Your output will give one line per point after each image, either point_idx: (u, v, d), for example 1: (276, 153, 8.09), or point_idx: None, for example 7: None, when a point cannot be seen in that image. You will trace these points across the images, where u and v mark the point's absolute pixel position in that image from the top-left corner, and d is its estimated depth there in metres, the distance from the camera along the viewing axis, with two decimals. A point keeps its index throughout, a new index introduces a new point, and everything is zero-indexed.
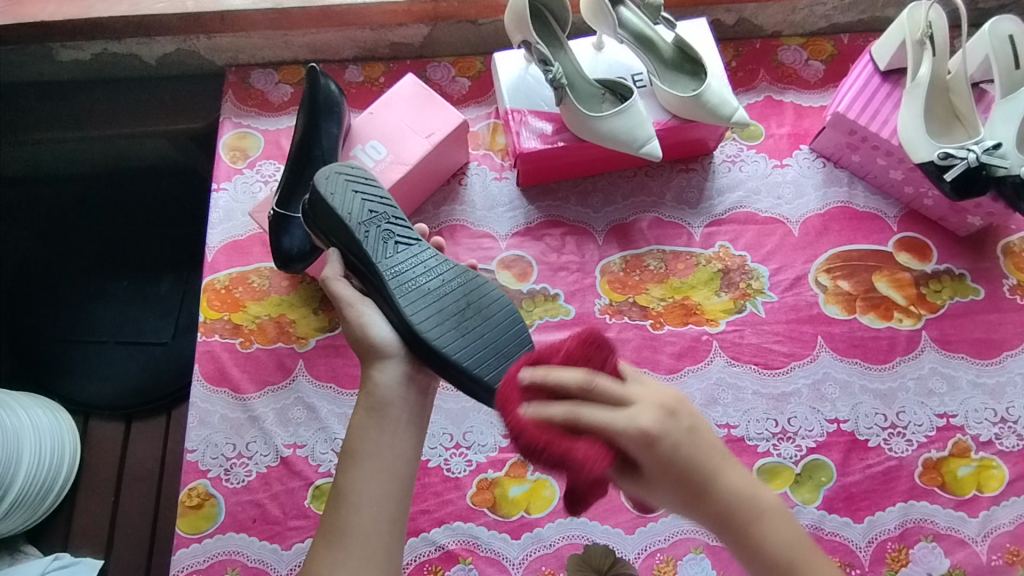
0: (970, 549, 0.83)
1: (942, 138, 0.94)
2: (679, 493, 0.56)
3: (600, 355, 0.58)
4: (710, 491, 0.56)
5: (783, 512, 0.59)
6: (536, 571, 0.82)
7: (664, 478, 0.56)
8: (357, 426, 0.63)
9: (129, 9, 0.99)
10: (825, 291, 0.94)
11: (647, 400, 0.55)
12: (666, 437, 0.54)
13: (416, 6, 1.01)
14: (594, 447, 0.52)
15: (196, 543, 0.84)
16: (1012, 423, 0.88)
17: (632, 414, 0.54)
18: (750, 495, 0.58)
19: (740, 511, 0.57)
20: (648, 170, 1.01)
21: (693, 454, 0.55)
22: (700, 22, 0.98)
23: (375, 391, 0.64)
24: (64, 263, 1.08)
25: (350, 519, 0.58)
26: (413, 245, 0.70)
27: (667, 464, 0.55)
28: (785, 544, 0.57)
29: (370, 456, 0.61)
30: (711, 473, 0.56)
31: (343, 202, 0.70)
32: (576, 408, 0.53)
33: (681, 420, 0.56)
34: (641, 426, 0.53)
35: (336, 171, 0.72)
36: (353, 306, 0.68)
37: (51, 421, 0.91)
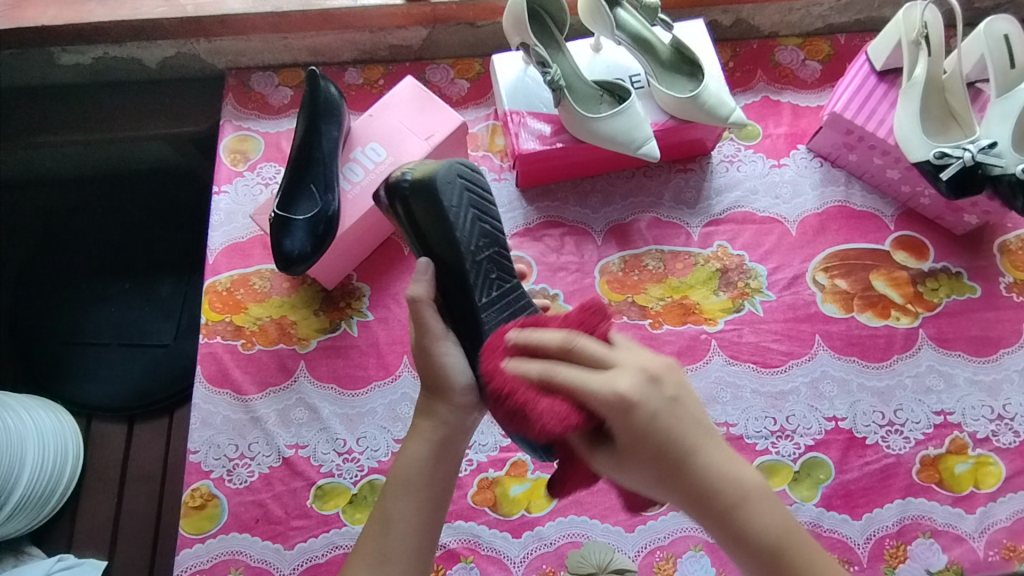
0: (967, 545, 0.83)
1: (938, 137, 0.95)
2: (654, 468, 0.56)
3: (594, 321, 0.61)
4: (687, 471, 0.56)
5: (769, 496, 0.58)
6: (536, 570, 0.83)
7: (638, 449, 0.56)
8: (411, 450, 0.65)
9: (129, 13, 1.00)
10: (823, 289, 0.94)
11: (633, 365, 0.57)
12: (643, 404, 0.55)
13: (415, 9, 1.02)
14: (560, 405, 0.54)
15: (199, 544, 0.85)
16: (1009, 420, 0.89)
17: (611, 378, 0.55)
18: (733, 479, 0.57)
19: (722, 494, 0.57)
20: (646, 170, 1.01)
21: (671, 427, 0.56)
22: (697, 23, 0.99)
23: (439, 426, 0.65)
24: (66, 265, 1.09)
25: (393, 543, 0.61)
26: (509, 287, 0.68)
27: (645, 433, 0.55)
28: (766, 526, 0.57)
29: (422, 486, 0.63)
30: (691, 450, 0.56)
31: (461, 224, 0.67)
32: (552, 366, 0.55)
33: (663, 389, 0.56)
34: (618, 391, 0.54)
35: (459, 179, 0.68)
36: (436, 338, 0.65)
37: (54, 422, 0.92)
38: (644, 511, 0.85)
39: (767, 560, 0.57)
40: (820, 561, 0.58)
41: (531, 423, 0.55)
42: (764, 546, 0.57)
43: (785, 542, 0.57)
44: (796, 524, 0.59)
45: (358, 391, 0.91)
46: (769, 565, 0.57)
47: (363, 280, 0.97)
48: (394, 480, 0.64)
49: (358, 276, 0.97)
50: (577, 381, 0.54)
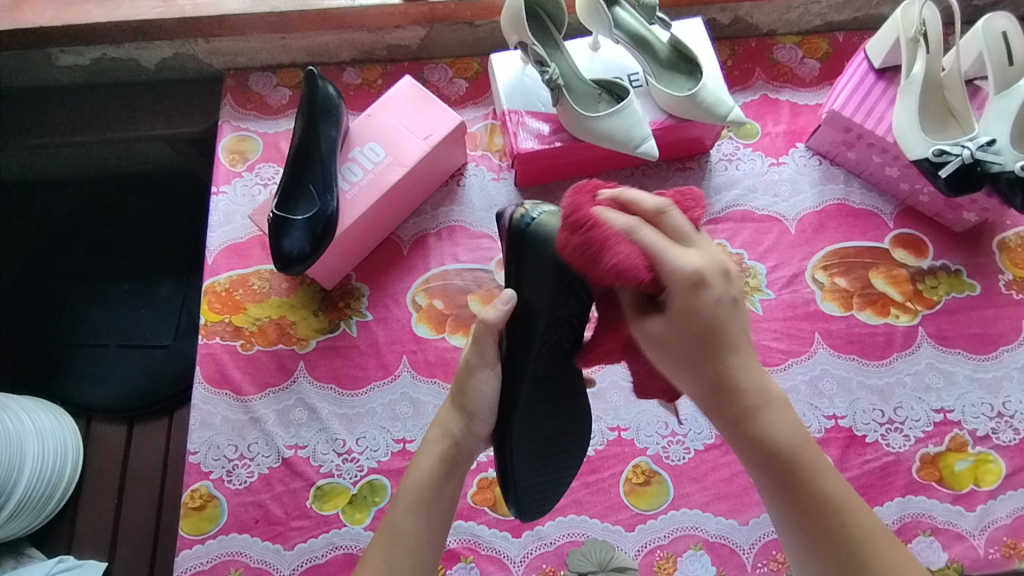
0: (967, 543, 0.83)
1: (937, 135, 0.95)
2: (697, 351, 0.55)
3: (688, 206, 0.60)
4: (727, 362, 0.56)
5: (790, 409, 0.58)
6: (537, 569, 0.83)
7: (686, 327, 0.55)
8: (422, 469, 0.65)
9: (127, 14, 1.00)
10: (822, 287, 0.94)
11: (709, 252, 0.57)
12: (710, 287, 0.55)
13: (414, 9, 1.02)
14: (635, 255, 0.53)
15: (199, 544, 0.85)
16: (1009, 417, 0.89)
17: (689, 254, 0.55)
18: (760, 382, 0.57)
19: (748, 395, 0.57)
20: (645, 169, 1.01)
21: (727, 316, 0.56)
22: (695, 22, 0.99)
23: (455, 449, 0.66)
24: (65, 267, 1.09)
25: (400, 558, 0.60)
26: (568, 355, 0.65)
27: (702, 314, 0.55)
28: (785, 437, 0.57)
29: (430, 503, 0.63)
30: (735, 345, 0.56)
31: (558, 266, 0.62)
32: (640, 225, 0.54)
33: (729, 284, 0.56)
34: (694, 268, 0.54)
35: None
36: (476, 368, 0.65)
37: (53, 424, 0.92)
38: (644, 510, 0.85)
39: (782, 468, 0.57)
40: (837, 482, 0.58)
41: (602, 260, 0.54)
42: (782, 453, 0.57)
43: (801, 452, 0.57)
44: (813, 442, 0.58)
45: (357, 391, 0.91)
46: (783, 472, 0.57)
47: (361, 280, 0.97)
48: (403, 495, 0.64)
49: (356, 276, 0.97)
50: (659, 247, 0.54)
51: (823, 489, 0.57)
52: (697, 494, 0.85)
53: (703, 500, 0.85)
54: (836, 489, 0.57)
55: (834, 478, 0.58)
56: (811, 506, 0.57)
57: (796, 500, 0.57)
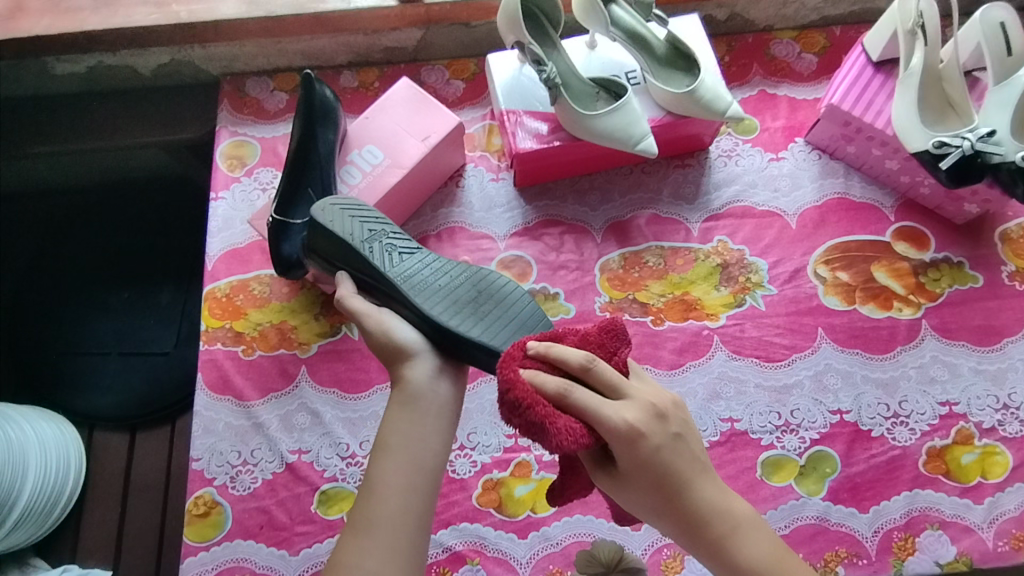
0: (975, 536, 0.83)
1: (936, 127, 0.94)
2: (654, 495, 0.59)
3: (612, 345, 0.60)
4: (686, 499, 0.59)
5: (762, 530, 0.61)
6: (544, 571, 0.82)
7: (643, 475, 0.58)
8: (390, 419, 0.63)
9: (123, 21, 1.00)
10: (824, 282, 0.94)
11: (642, 397, 0.59)
12: (647, 436, 0.57)
13: (409, 10, 1.01)
14: (573, 424, 0.55)
15: (203, 552, 0.84)
16: (1015, 409, 0.88)
17: (620, 407, 0.57)
18: (722, 506, 0.60)
19: (715, 525, 0.60)
20: (645, 166, 1.01)
21: (671, 458, 0.58)
22: (692, 18, 0.99)
23: (407, 386, 0.64)
24: (65, 276, 1.09)
25: (379, 511, 0.58)
26: (414, 252, 0.71)
27: (646, 462, 0.57)
28: (756, 556, 0.59)
29: (401, 448, 0.61)
30: (688, 481, 0.59)
31: (341, 225, 0.72)
32: (568, 386, 0.55)
33: (668, 424, 0.59)
34: (628, 421, 0.56)
35: (335, 206, 0.74)
36: (372, 317, 0.67)
37: (56, 434, 0.91)
38: None
39: None
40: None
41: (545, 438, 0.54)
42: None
43: (780, 572, 0.59)
44: (786, 551, 0.61)
45: (360, 394, 0.91)
46: None
47: None
48: (378, 447, 0.62)
49: None
50: (588, 403, 0.55)
51: None
52: None
53: None
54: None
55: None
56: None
57: None
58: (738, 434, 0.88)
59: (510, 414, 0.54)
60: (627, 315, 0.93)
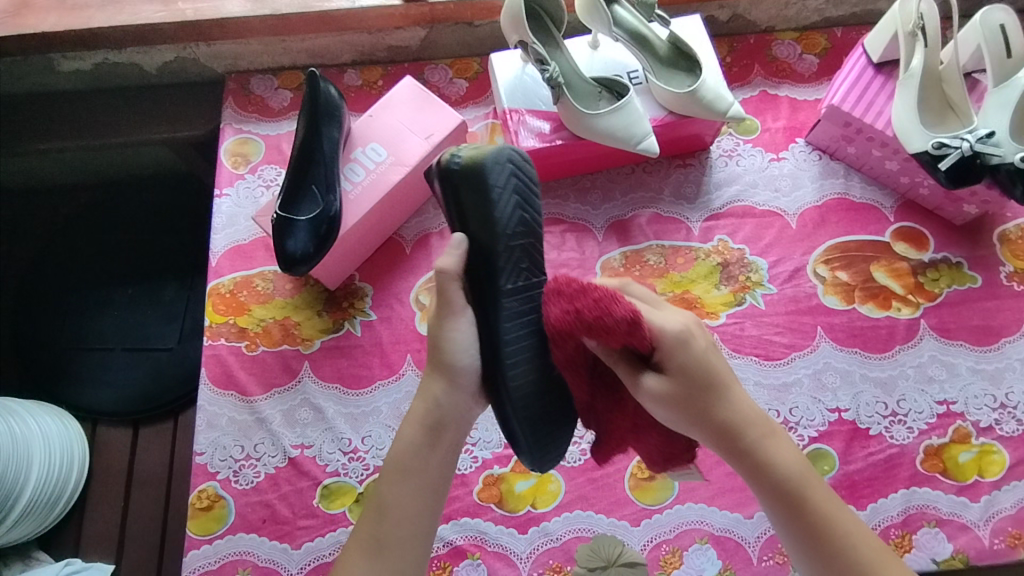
0: (972, 534, 0.84)
1: (936, 128, 0.95)
2: (699, 405, 0.60)
3: None
4: (725, 408, 0.61)
5: (787, 439, 0.64)
6: (544, 566, 0.83)
7: (690, 380, 0.60)
8: (408, 438, 0.65)
9: (128, 18, 1.01)
10: (824, 282, 0.95)
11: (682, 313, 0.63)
12: (696, 339, 0.60)
13: (413, 10, 1.02)
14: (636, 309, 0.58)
15: (207, 545, 0.85)
16: (1012, 409, 0.89)
17: (667, 314, 0.61)
18: (755, 413, 0.63)
19: (748, 432, 0.61)
20: (646, 166, 1.02)
21: (713, 364, 0.61)
22: (695, 18, 1.00)
23: (434, 409, 0.65)
24: (69, 271, 1.09)
25: (392, 531, 0.61)
26: (537, 283, 0.65)
27: (696, 365, 0.60)
28: (783, 461, 0.62)
29: (417, 474, 0.63)
30: (727, 390, 0.61)
31: (503, 207, 0.64)
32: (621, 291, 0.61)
33: (706, 334, 0.62)
34: (674, 321, 0.60)
35: (508, 162, 0.65)
36: (453, 312, 0.65)
37: (60, 428, 0.92)
38: (648, 505, 0.85)
39: (785, 494, 0.61)
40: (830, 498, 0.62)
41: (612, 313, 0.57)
42: (792, 480, 0.61)
43: (807, 476, 0.62)
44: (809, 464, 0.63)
45: (362, 390, 0.92)
46: (787, 496, 0.61)
47: (365, 279, 0.97)
48: (392, 466, 0.64)
49: (360, 276, 0.97)
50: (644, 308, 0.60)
51: (825, 502, 0.61)
52: (702, 489, 0.86)
53: (708, 494, 0.85)
54: (840, 513, 0.61)
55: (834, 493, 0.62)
56: (818, 518, 0.60)
57: (811, 520, 0.60)
58: None
59: (572, 301, 0.59)
60: None
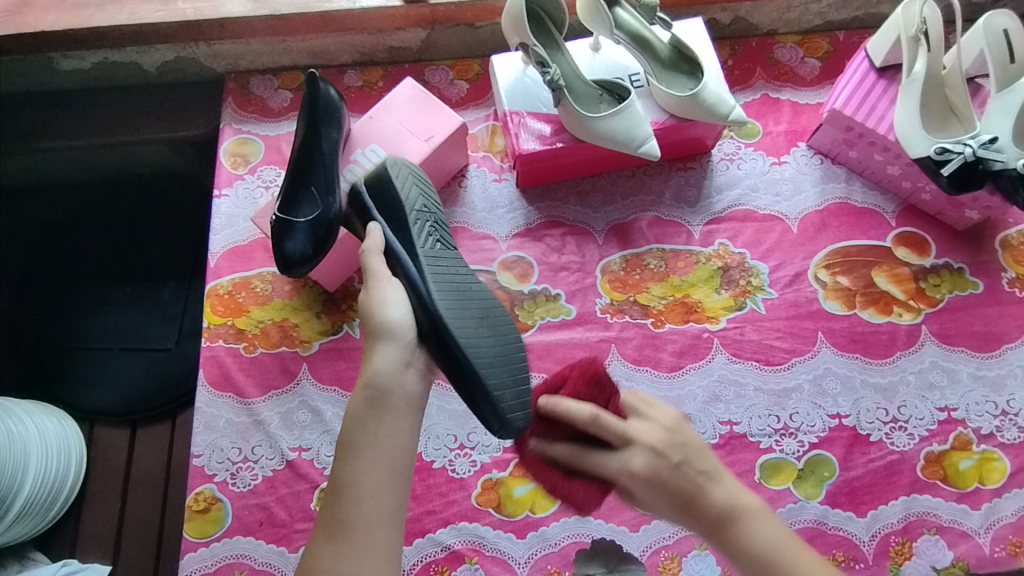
0: (972, 541, 0.83)
1: (938, 133, 0.95)
2: (674, 511, 0.64)
3: (604, 395, 0.69)
4: (701, 505, 0.63)
5: (770, 515, 0.63)
6: (541, 570, 0.83)
7: (659, 497, 0.63)
8: (356, 414, 0.63)
9: (128, 17, 1.00)
10: (825, 286, 0.94)
11: (643, 436, 0.64)
12: (647, 475, 0.63)
13: (414, 10, 1.02)
14: (586, 488, 0.66)
15: (203, 548, 0.85)
16: (1013, 416, 0.88)
17: (624, 456, 0.64)
18: (733, 503, 0.63)
19: (728, 522, 0.62)
20: (647, 169, 1.01)
21: (679, 481, 0.63)
22: (696, 21, 0.99)
23: (376, 379, 0.64)
24: (68, 270, 1.09)
25: (352, 513, 0.60)
26: (451, 252, 0.72)
27: (653, 491, 0.63)
28: (761, 541, 0.62)
29: (370, 448, 0.62)
30: (697, 492, 0.63)
31: (403, 185, 0.73)
32: (579, 451, 0.65)
33: (669, 457, 0.63)
34: (630, 467, 0.63)
35: (406, 168, 0.75)
36: (379, 280, 0.68)
37: (57, 428, 0.92)
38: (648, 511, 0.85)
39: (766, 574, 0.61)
40: (817, 566, 0.62)
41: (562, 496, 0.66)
42: (779, 565, 0.61)
43: (788, 556, 0.61)
44: (795, 538, 0.63)
45: None
46: None
47: (364, 281, 0.97)
48: (346, 445, 0.63)
49: (359, 278, 0.97)
50: (585, 461, 0.65)
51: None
52: None
53: None
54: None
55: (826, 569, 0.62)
56: None
57: None
58: (737, 437, 0.88)
59: (530, 472, 0.69)
60: (627, 317, 0.93)
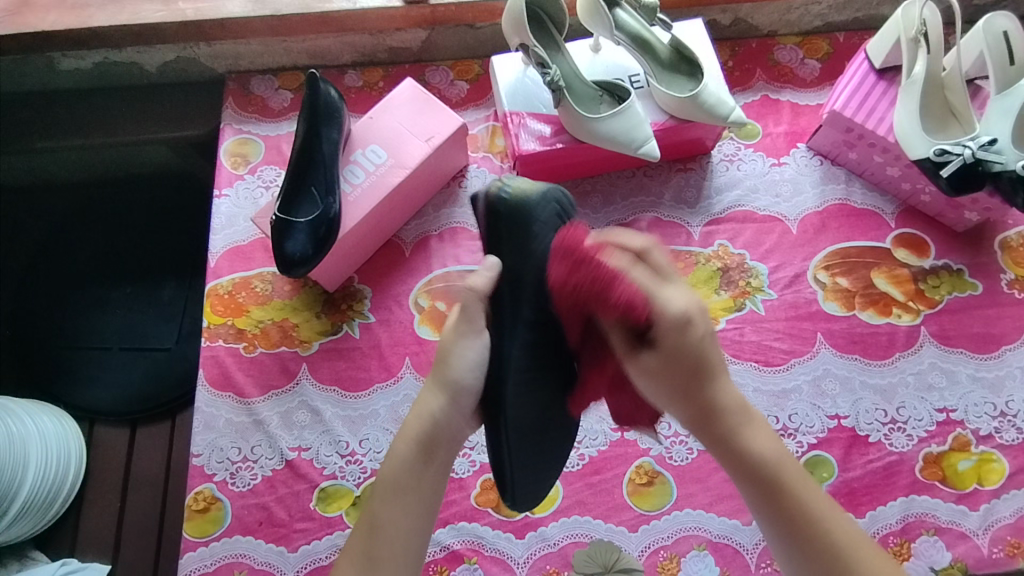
0: (971, 543, 0.83)
1: (938, 134, 0.95)
2: (686, 382, 0.58)
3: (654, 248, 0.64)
4: (712, 388, 0.58)
5: (771, 430, 0.61)
6: (541, 570, 0.83)
7: (680, 362, 0.57)
8: (399, 453, 0.61)
9: (129, 17, 1.00)
10: (824, 288, 0.94)
11: (690, 291, 0.59)
12: (696, 323, 0.57)
13: (414, 11, 1.02)
14: (633, 292, 0.55)
15: (203, 547, 0.85)
16: (1012, 417, 0.89)
17: (675, 293, 0.57)
18: (739, 401, 0.60)
19: (730, 414, 0.59)
20: (647, 170, 1.01)
21: (712, 349, 0.58)
22: (697, 22, 0.99)
23: (428, 422, 0.61)
24: (68, 270, 1.09)
25: (383, 553, 0.58)
26: None
27: (689, 348, 0.56)
28: (764, 451, 0.59)
29: (410, 492, 0.60)
30: (717, 373, 0.58)
31: (543, 237, 0.63)
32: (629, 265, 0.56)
33: (712, 319, 0.58)
34: (681, 307, 0.56)
35: (554, 205, 0.65)
36: (467, 326, 0.62)
37: (57, 428, 0.92)
38: (646, 511, 0.85)
39: (765, 487, 0.58)
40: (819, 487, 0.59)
41: (608, 296, 0.55)
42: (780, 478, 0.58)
43: (790, 475, 0.58)
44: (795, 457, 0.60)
45: (360, 393, 0.91)
46: (768, 490, 0.58)
47: (364, 281, 0.97)
48: (383, 483, 0.61)
49: (359, 278, 0.97)
50: (649, 286, 0.56)
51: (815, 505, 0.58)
52: (700, 495, 0.85)
53: (706, 500, 0.85)
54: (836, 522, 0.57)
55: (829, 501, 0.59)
56: (803, 525, 0.57)
57: (782, 510, 0.57)
58: None
59: (572, 272, 0.57)
60: None
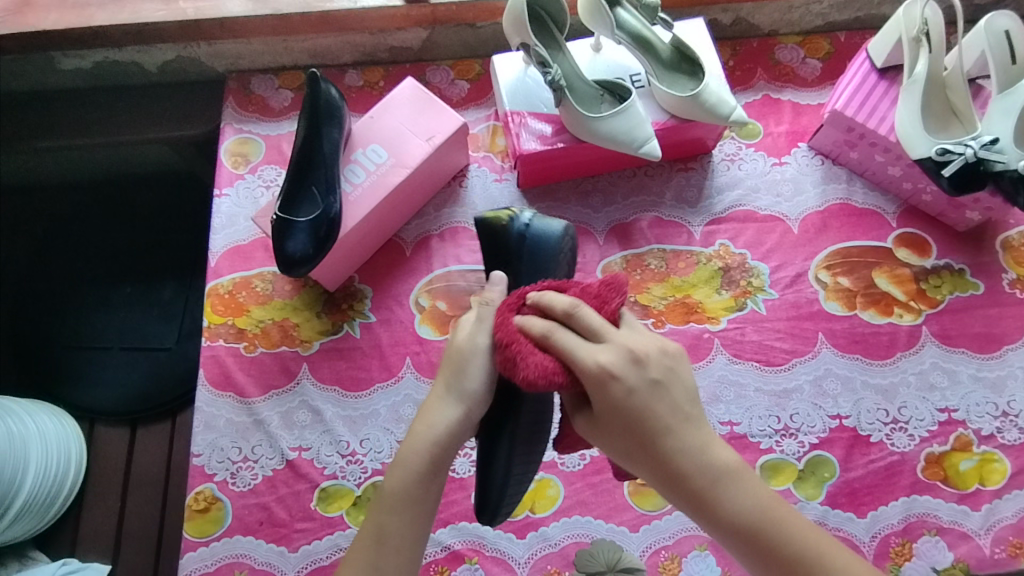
0: (973, 543, 0.83)
1: (939, 134, 0.95)
2: (631, 442, 0.57)
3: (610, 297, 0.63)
4: (663, 449, 0.56)
5: (747, 478, 0.57)
6: (542, 571, 0.83)
7: (617, 418, 0.57)
8: (406, 463, 0.60)
9: (129, 17, 1.00)
10: (825, 287, 0.94)
11: (621, 343, 0.57)
12: (621, 377, 0.56)
13: (415, 10, 1.01)
14: (551, 363, 0.58)
15: (203, 547, 0.85)
16: (1014, 417, 0.88)
17: (595, 351, 0.57)
18: (704, 456, 0.56)
19: (693, 477, 0.56)
20: (648, 169, 1.01)
21: (648, 407, 0.56)
22: (697, 22, 0.99)
23: (439, 435, 0.60)
24: (68, 270, 1.09)
25: (389, 561, 0.58)
26: None
27: (620, 405, 0.56)
28: (738, 507, 0.55)
29: (415, 502, 0.59)
30: (664, 430, 0.56)
31: (560, 268, 0.74)
32: (552, 330, 0.58)
33: (646, 370, 0.57)
34: (598, 363, 0.56)
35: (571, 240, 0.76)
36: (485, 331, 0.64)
37: (57, 428, 0.92)
38: (647, 511, 0.85)
39: (741, 539, 0.56)
40: (808, 531, 0.56)
41: (517, 373, 0.58)
42: (756, 529, 0.55)
43: (767, 522, 0.55)
44: (778, 504, 0.57)
45: (361, 392, 0.91)
46: (744, 541, 0.55)
47: (365, 281, 0.97)
48: (387, 492, 0.60)
49: (359, 278, 0.97)
50: (569, 347, 0.57)
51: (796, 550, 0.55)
52: None
53: None
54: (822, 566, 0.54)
55: (816, 543, 0.55)
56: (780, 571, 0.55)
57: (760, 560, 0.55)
58: (737, 438, 0.88)
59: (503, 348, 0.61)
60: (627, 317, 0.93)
